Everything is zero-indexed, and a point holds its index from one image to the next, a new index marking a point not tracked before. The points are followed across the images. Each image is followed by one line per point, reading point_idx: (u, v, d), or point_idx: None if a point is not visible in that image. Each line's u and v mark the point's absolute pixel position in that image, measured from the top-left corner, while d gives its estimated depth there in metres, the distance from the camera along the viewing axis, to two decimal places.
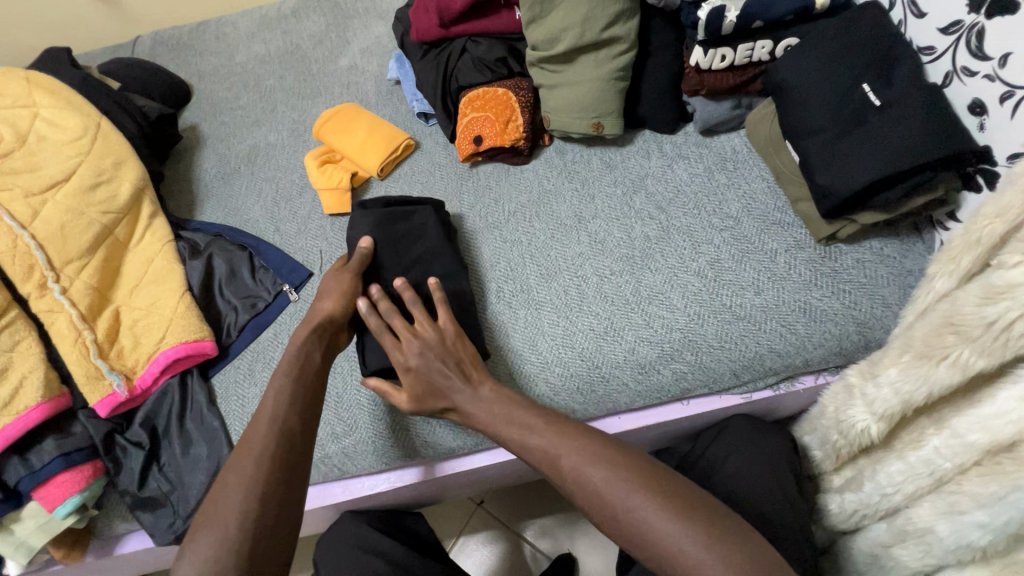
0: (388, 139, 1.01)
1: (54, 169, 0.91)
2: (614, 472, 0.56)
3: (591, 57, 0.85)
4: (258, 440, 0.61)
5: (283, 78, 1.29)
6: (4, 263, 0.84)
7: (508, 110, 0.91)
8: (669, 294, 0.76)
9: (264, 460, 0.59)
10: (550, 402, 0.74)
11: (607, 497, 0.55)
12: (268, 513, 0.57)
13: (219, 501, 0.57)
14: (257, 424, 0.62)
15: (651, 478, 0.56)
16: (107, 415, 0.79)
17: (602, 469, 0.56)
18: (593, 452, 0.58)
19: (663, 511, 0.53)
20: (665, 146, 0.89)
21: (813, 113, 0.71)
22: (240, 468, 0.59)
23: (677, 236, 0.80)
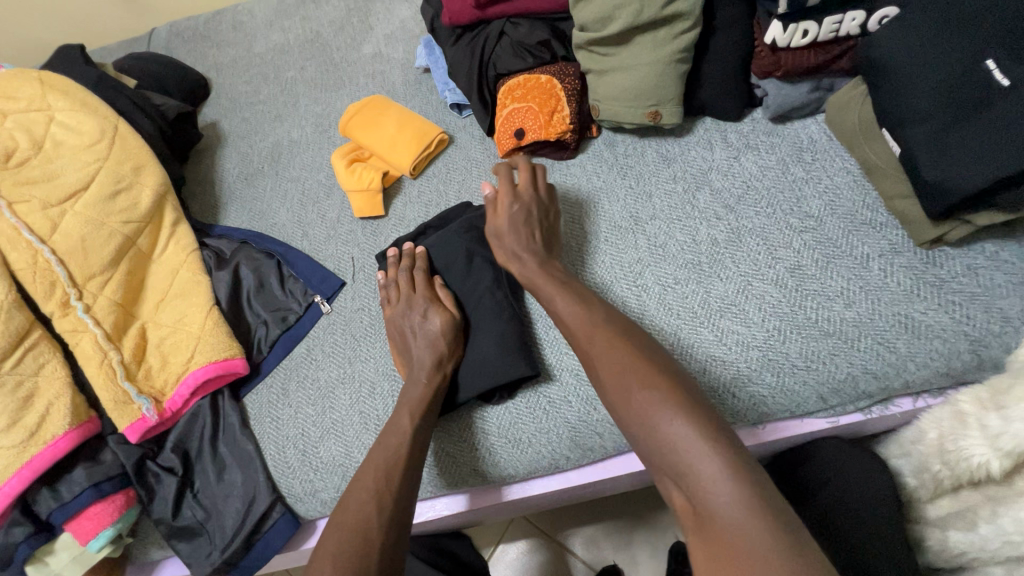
0: (421, 134, 0.93)
1: (73, 177, 0.86)
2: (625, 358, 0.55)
3: (649, 37, 0.75)
4: (387, 463, 0.62)
5: (305, 69, 1.22)
6: (26, 281, 0.79)
7: (554, 99, 0.83)
8: (742, 305, 0.68)
9: (385, 475, 0.61)
10: (611, 427, 0.68)
11: (609, 382, 0.55)
12: (391, 531, 0.57)
13: (343, 515, 0.58)
14: (385, 447, 0.63)
15: (657, 368, 0.53)
16: (138, 440, 0.75)
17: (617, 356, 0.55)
18: (605, 329, 0.59)
19: (653, 397, 0.50)
20: (730, 136, 0.80)
21: (920, 97, 0.61)
22: (369, 491, 0.59)
23: (749, 238, 0.72)
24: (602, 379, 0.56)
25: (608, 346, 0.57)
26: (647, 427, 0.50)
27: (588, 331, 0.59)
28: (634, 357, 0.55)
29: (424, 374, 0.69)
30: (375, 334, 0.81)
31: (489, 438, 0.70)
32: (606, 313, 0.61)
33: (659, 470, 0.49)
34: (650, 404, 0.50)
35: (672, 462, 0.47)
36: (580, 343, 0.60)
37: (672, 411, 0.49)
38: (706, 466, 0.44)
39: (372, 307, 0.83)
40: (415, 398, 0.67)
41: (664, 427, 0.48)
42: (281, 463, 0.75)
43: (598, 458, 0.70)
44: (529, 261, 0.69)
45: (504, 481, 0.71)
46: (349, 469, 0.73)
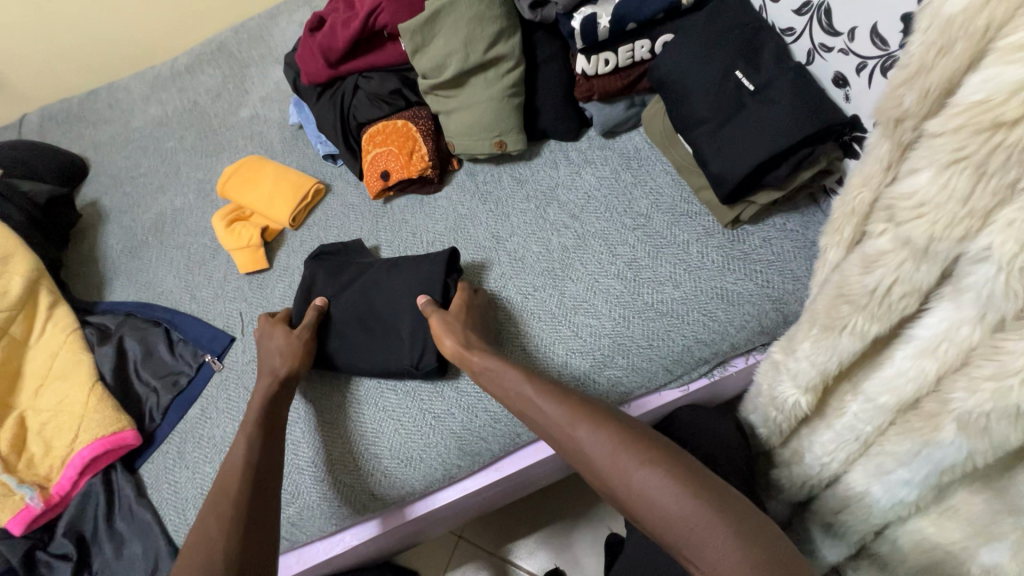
0: (296, 187, 0.98)
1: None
2: (606, 441, 0.56)
3: (480, 78, 0.84)
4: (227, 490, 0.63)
5: (184, 138, 1.25)
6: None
7: (411, 140, 0.90)
8: (593, 301, 0.76)
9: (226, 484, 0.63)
10: (493, 430, 0.73)
11: (604, 469, 0.55)
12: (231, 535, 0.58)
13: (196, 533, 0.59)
14: (219, 485, 0.63)
15: (649, 447, 0.54)
16: (25, 529, 0.73)
17: (599, 441, 0.56)
18: (586, 414, 0.59)
19: (652, 474, 0.52)
20: (571, 154, 0.90)
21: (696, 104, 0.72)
22: (212, 522, 0.59)
23: (593, 241, 0.81)
24: (594, 466, 0.56)
25: (591, 436, 0.57)
26: (651, 508, 0.51)
27: (564, 419, 0.60)
28: (623, 440, 0.55)
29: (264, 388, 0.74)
30: None
31: (378, 463, 0.74)
32: (580, 401, 0.61)
33: (675, 548, 0.50)
34: (650, 481, 0.51)
35: (688, 543, 0.48)
36: (560, 434, 0.60)
37: (675, 488, 0.50)
38: (722, 539, 0.46)
39: None
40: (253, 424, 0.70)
41: (673, 510, 0.49)
42: (181, 526, 0.74)
43: (488, 461, 0.75)
44: (483, 352, 0.69)
45: (403, 500, 0.74)
46: None
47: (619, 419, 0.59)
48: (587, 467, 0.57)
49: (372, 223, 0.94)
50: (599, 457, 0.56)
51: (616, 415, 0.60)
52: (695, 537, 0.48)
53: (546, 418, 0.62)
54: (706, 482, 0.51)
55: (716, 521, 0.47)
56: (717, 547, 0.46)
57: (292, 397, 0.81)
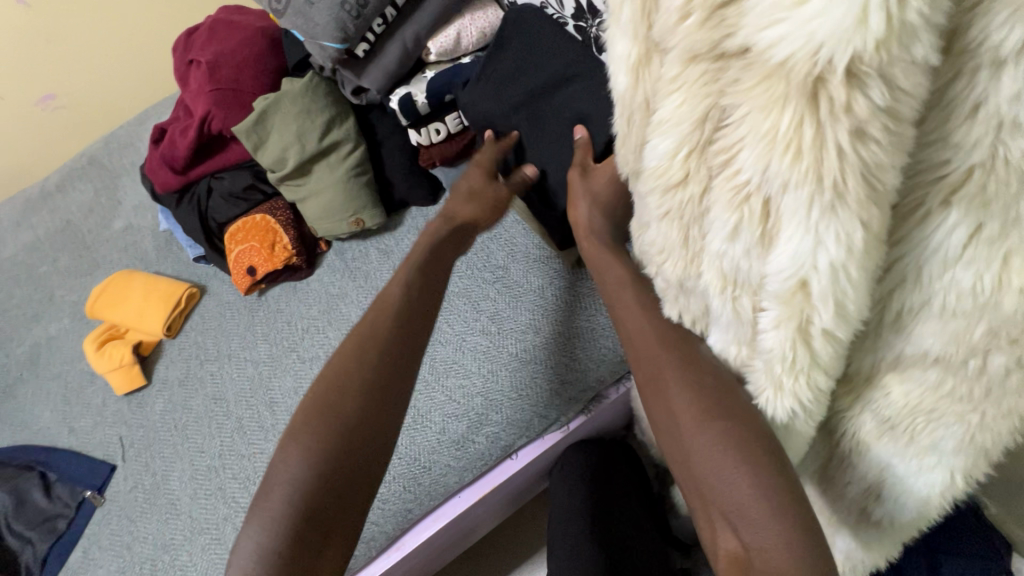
0: (167, 295, 0.97)
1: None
2: (697, 379, 0.45)
3: (323, 164, 0.86)
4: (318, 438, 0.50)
5: (57, 260, 1.21)
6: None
7: (271, 232, 0.91)
8: (462, 361, 0.78)
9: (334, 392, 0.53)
10: (382, 511, 0.73)
11: (666, 397, 0.47)
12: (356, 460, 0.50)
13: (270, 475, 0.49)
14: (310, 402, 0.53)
15: (727, 402, 0.44)
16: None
17: (687, 379, 0.46)
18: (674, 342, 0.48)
19: (718, 431, 0.43)
20: (431, 219, 0.92)
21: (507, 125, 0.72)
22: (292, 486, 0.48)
23: (457, 300, 0.83)
24: (655, 394, 0.48)
25: (682, 368, 0.46)
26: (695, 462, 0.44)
27: (651, 343, 0.49)
28: (696, 386, 0.45)
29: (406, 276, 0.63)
30: (151, 508, 0.79)
31: None
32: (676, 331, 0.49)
33: (712, 506, 0.43)
34: (713, 439, 0.43)
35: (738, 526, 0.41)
36: (638, 364, 0.50)
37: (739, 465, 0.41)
38: (768, 529, 0.40)
39: (145, 481, 0.82)
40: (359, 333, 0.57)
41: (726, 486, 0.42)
42: None
43: (385, 544, 0.74)
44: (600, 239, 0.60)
45: None
46: None
47: (693, 358, 0.47)
48: (658, 403, 0.47)
49: (250, 317, 0.93)
50: (667, 392, 0.47)
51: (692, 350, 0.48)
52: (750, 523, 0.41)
53: (631, 333, 0.52)
54: (784, 460, 0.42)
55: (773, 508, 0.40)
56: (767, 528, 0.40)
57: (176, 517, 0.77)
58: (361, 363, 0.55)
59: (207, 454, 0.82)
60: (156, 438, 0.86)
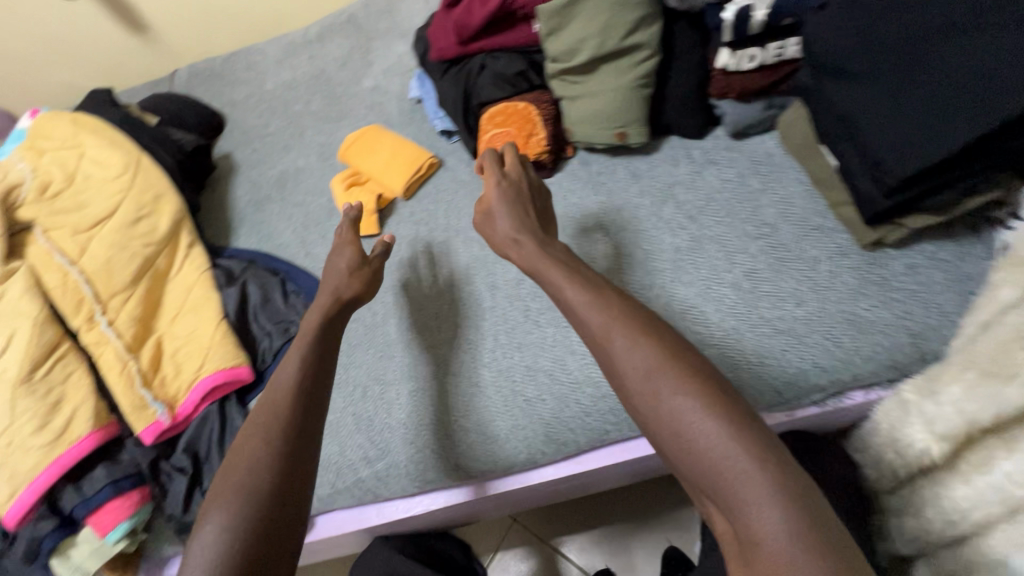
0: (412, 159, 1.02)
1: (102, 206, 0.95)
2: (643, 362, 0.50)
3: (612, 65, 0.83)
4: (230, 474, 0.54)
5: (310, 103, 1.32)
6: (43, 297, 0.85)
7: (530, 123, 0.91)
8: (702, 307, 0.73)
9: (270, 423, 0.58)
10: (582, 423, 0.73)
11: (620, 372, 0.52)
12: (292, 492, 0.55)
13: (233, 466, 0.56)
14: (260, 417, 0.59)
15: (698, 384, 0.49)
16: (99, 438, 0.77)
17: (641, 354, 0.51)
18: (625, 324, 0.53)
19: (676, 398, 0.48)
20: (694, 153, 0.87)
21: (866, 72, 0.63)
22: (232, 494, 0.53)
23: (709, 245, 0.77)
24: (614, 369, 0.52)
25: (632, 347, 0.51)
26: (672, 428, 0.47)
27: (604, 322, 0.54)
28: (673, 366, 0.49)
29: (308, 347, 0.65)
30: (368, 342, 0.86)
31: (462, 437, 0.75)
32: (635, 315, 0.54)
33: (702, 486, 0.46)
34: (679, 407, 0.47)
35: (716, 483, 0.45)
36: (596, 342, 0.54)
37: (714, 420, 0.46)
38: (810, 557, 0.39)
39: (365, 318, 0.88)
40: (273, 411, 0.59)
41: (699, 438, 0.46)
42: None
43: (572, 453, 0.75)
44: (529, 250, 0.65)
45: (482, 476, 0.76)
46: (342, 467, 0.78)
47: (656, 334, 0.52)
48: (608, 373, 0.53)
49: None
50: (616, 362, 0.52)
51: (672, 332, 0.53)
52: (738, 478, 0.43)
53: (571, 301, 0.57)
54: (783, 452, 0.45)
55: (799, 539, 0.40)
56: (755, 505, 0.42)
57: (390, 358, 0.83)
58: (269, 435, 0.57)
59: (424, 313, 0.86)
60: None
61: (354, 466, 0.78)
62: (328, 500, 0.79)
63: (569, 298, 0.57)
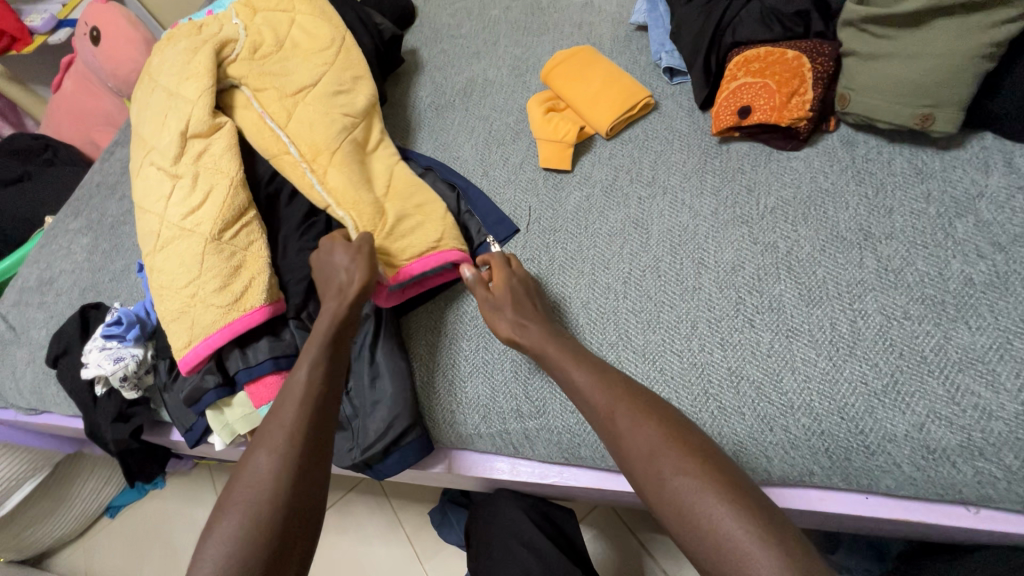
0: (627, 94, 0.88)
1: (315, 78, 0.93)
2: (685, 456, 0.50)
3: (953, 22, 0.62)
4: (278, 463, 0.56)
5: (509, 9, 1.20)
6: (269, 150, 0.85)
7: (797, 79, 0.73)
8: (994, 366, 0.56)
9: (287, 428, 0.59)
10: (785, 455, 0.60)
11: (625, 454, 0.54)
12: (290, 497, 0.55)
13: (249, 460, 0.57)
14: (279, 410, 0.61)
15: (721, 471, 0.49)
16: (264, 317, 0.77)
17: (643, 433, 0.53)
18: (647, 407, 0.55)
19: (718, 498, 0.47)
20: (1018, 162, 0.66)
21: None
22: (250, 494, 0.54)
23: (1019, 287, 0.59)
24: (622, 453, 0.54)
25: (634, 424, 0.54)
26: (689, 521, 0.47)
27: (610, 408, 0.56)
28: (671, 446, 0.51)
29: (309, 368, 0.65)
30: (542, 289, 0.78)
31: None
32: (635, 391, 0.57)
33: None
34: (727, 514, 0.46)
35: (733, 564, 0.44)
36: (602, 422, 0.57)
37: (721, 497, 0.47)
38: None
39: (542, 262, 0.80)
40: (280, 421, 0.60)
41: (713, 521, 0.46)
42: (429, 387, 0.76)
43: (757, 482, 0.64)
44: (535, 334, 0.66)
45: None
46: (491, 412, 0.73)
47: (662, 412, 0.55)
48: (616, 451, 0.55)
49: (703, 159, 0.80)
50: (641, 450, 0.52)
51: (674, 412, 0.56)
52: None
53: (580, 387, 0.60)
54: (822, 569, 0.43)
55: None
56: None
57: (565, 312, 0.75)
58: (272, 443, 0.58)
59: (612, 273, 0.76)
60: (563, 228, 0.83)
61: (505, 415, 0.72)
62: (466, 439, 0.75)
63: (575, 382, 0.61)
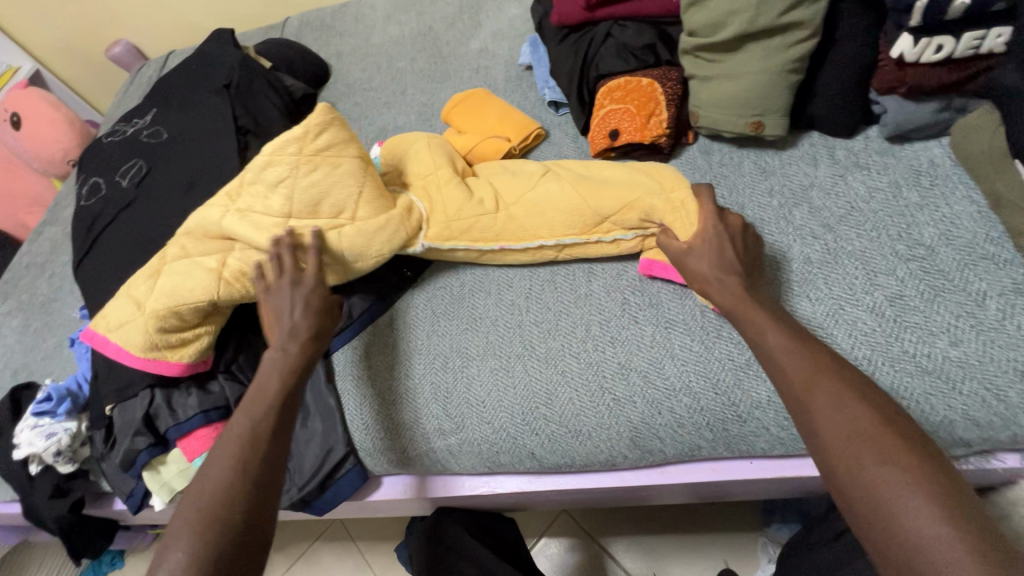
0: (518, 127, 0.96)
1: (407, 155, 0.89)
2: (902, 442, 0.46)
3: (761, 45, 0.74)
4: (229, 470, 0.59)
5: (414, 61, 1.29)
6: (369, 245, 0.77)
7: (652, 102, 0.83)
8: (832, 330, 0.65)
9: (251, 441, 0.61)
10: (674, 434, 0.67)
11: (816, 429, 0.49)
12: (250, 504, 0.58)
13: (207, 472, 0.60)
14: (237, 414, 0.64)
15: (908, 451, 0.46)
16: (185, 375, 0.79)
17: (854, 415, 0.48)
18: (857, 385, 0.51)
19: (894, 476, 0.44)
20: (838, 153, 0.77)
21: None
22: (194, 497, 0.58)
23: (847, 260, 0.68)
24: (825, 429, 0.49)
25: (838, 404, 0.49)
26: (878, 505, 0.44)
27: (810, 380, 0.51)
28: (888, 432, 0.47)
29: (265, 399, 0.65)
30: (455, 313, 0.83)
31: (544, 426, 0.72)
32: (837, 364, 0.53)
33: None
34: (895, 488, 0.44)
35: (910, 551, 0.42)
36: (793, 394, 0.52)
37: (927, 490, 0.43)
38: None
39: (453, 288, 0.86)
40: (241, 433, 0.62)
41: (901, 507, 0.43)
42: (357, 420, 0.79)
43: (656, 462, 0.71)
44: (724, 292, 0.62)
45: (559, 468, 0.73)
46: (416, 434, 0.77)
47: (870, 392, 0.50)
48: (810, 426, 0.50)
49: None
50: (829, 428, 0.48)
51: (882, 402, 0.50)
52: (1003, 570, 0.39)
53: (777, 357, 0.55)
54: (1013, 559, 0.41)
55: None
56: None
57: (476, 332, 0.80)
58: (234, 456, 0.60)
59: (515, 290, 0.82)
60: None
61: (429, 435, 0.76)
62: (399, 464, 0.79)
63: (770, 346, 0.55)
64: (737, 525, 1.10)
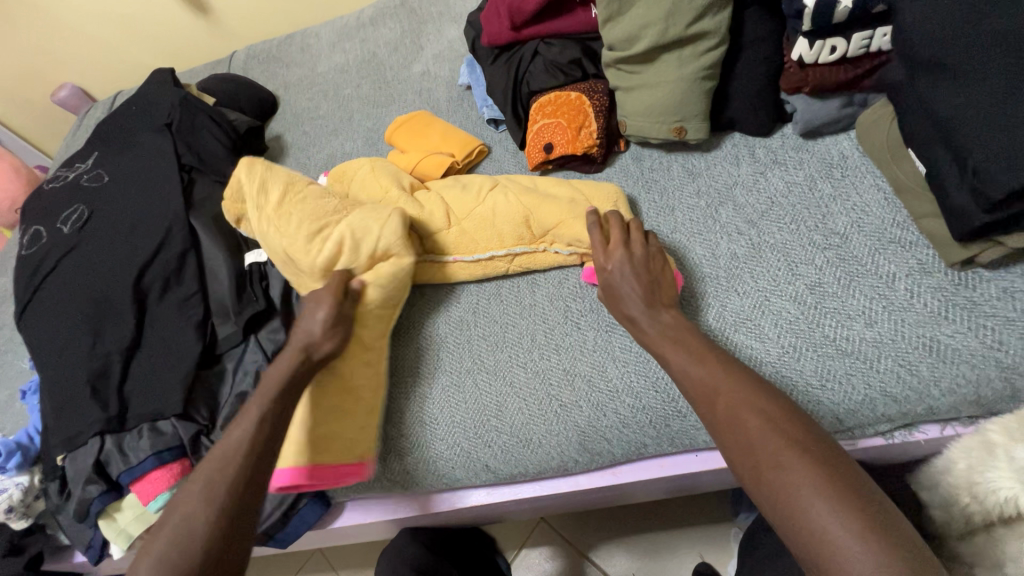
0: (461, 145, 0.98)
1: (351, 186, 0.89)
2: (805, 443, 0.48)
3: (675, 56, 0.78)
4: (213, 488, 0.57)
5: (359, 87, 1.31)
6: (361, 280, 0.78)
7: (582, 115, 0.86)
8: (757, 321, 0.67)
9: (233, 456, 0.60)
10: (621, 435, 0.69)
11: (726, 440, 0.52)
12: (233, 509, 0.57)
13: (186, 497, 0.57)
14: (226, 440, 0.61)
15: (811, 452, 0.48)
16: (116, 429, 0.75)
17: (760, 423, 0.51)
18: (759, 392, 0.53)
19: (799, 477, 0.46)
20: (758, 152, 0.80)
21: (964, 68, 0.57)
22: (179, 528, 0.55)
23: (769, 253, 0.72)
24: (732, 440, 0.52)
25: (743, 414, 0.52)
26: (787, 508, 0.46)
27: (711, 391, 0.55)
28: (788, 434, 0.49)
29: (257, 409, 0.63)
30: (405, 334, 0.84)
31: (496, 438, 0.73)
32: (741, 373, 0.56)
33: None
34: (801, 488, 0.46)
35: (817, 551, 0.43)
36: (702, 406, 0.55)
37: (825, 487, 0.45)
38: None
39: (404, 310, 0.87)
40: (230, 453, 0.60)
41: (809, 506, 0.45)
42: None
43: (606, 464, 0.72)
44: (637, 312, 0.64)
45: (515, 479, 0.74)
46: None
47: (771, 399, 0.53)
48: (725, 437, 0.52)
49: None
50: (736, 437, 0.51)
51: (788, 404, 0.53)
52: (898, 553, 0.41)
53: (682, 374, 0.58)
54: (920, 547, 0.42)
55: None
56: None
57: (426, 351, 0.81)
58: (225, 477, 0.58)
59: (463, 306, 0.84)
60: None
61: (385, 456, 0.77)
62: (359, 489, 0.79)
63: (677, 367, 0.59)
64: (711, 517, 1.11)
